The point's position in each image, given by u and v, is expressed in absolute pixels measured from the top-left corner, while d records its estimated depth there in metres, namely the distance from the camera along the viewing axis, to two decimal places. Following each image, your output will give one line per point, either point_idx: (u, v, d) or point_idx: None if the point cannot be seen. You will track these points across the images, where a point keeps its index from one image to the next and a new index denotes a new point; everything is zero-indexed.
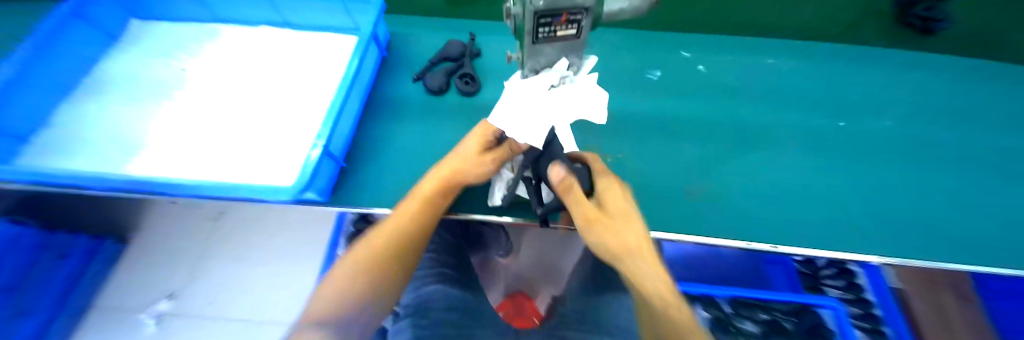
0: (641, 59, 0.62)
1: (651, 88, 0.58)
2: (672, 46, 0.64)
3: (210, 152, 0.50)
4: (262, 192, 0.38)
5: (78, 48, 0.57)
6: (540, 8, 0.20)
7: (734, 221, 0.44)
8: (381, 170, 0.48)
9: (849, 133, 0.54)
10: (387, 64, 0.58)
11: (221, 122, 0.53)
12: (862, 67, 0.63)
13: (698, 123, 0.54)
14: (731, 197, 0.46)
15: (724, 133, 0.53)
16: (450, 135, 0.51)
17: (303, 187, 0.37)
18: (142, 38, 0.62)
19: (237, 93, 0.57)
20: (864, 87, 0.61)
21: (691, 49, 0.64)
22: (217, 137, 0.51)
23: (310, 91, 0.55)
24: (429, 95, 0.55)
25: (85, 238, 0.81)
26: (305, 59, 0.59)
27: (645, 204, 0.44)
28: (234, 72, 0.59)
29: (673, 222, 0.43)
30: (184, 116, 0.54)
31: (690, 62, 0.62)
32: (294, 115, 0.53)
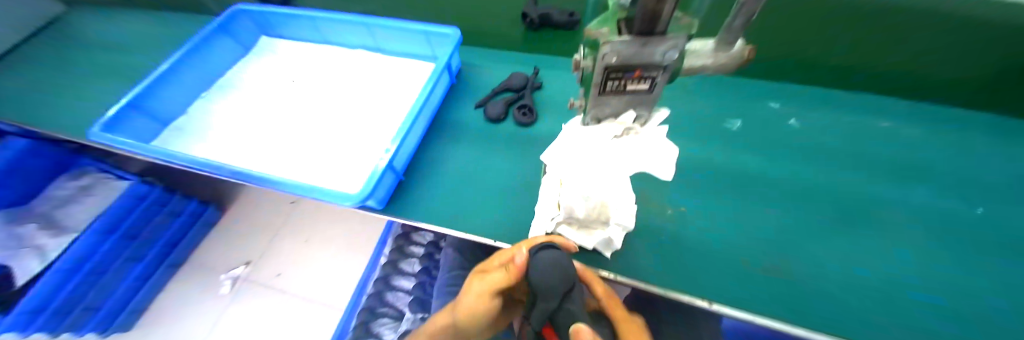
0: (714, 105, 0.58)
1: (724, 139, 0.53)
2: (754, 97, 0.59)
3: (299, 151, 0.57)
4: (332, 195, 0.42)
5: (218, 58, 0.74)
6: (613, 64, 0.19)
7: (828, 312, 0.36)
8: (434, 189, 0.50)
9: (992, 225, 0.43)
10: (455, 90, 0.62)
11: (311, 126, 0.62)
12: (1009, 144, 0.51)
13: (778, 184, 0.48)
14: (821, 278, 0.38)
15: (812, 199, 0.46)
16: (504, 163, 0.52)
17: (367, 195, 0.41)
18: (263, 52, 0.78)
19: (328, 103, 0.66)
20: (1013, 169, 0.48)
21: (777, 100, 0.58)
22: (305, 140, 0.59)
23: (385, 107, 0.62)
24: (487, 122, 0.57)
25: (194, 203, 1.01)
26: (387, 78, 0.66)
27: (707, 271, 0.39)
28: (329, 85, 0.69)
29: (741, 296, 0.37)
30: (279, 117, 0.65)
31: (774, 114, 0.56)
32: (368, 127, 0.59)
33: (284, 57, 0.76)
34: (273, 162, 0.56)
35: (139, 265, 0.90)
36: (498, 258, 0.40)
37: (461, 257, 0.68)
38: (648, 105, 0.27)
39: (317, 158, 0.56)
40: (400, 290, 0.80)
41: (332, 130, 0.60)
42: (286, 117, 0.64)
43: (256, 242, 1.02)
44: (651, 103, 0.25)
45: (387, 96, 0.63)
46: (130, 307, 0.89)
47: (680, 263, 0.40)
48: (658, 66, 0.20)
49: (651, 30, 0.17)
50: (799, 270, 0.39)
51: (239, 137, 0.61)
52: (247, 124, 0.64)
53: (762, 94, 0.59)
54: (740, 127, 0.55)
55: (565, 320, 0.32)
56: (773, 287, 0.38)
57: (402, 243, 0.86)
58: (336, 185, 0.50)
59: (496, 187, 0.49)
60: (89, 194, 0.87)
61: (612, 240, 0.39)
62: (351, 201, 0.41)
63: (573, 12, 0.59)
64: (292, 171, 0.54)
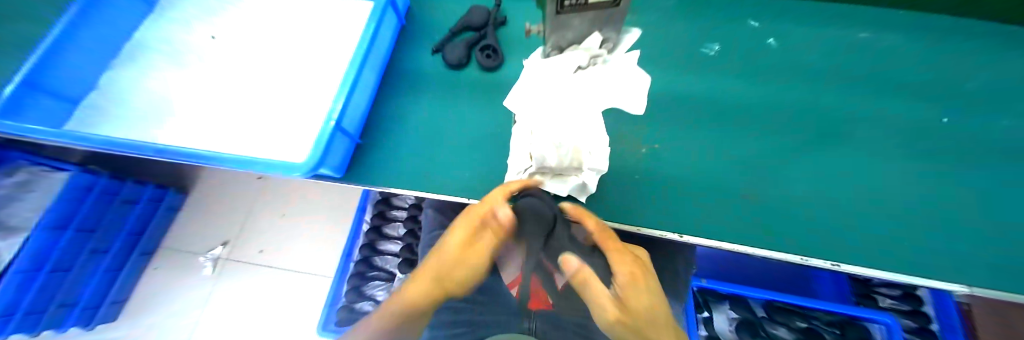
0: (696, 29, 0.53)
1: (706, 68, 0.50)
2: (739, 16, 0.54)
3: (239, 120, 0.50)
4: (278, 167, 0.38)
5: (124, 12, 0.58)
6: None
7: (787, 236, 0.38)
8: (396, 147, 0.46)
9: (936, 141, 0.46)
10: (407, 34, 0.54)
11: (245, 90, 0.54)
12: (964, 58, 0.52)
13: (754, 111, 0.46)
14: (782, 203, 0.40)
15: (784, 126, 0.46)
16: (472, 115, 0.48)
17: (317, 163, 0.36)
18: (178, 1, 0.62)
19: (260, 60, 0.56)
20: (965, 82, 0.50)
21: (760, 18, 0.53)
22: (241, 106, 0.52)
23: (328, 60, 0.54)
24: (448, 69, 0.51)
25: (150, 188, 0.91)
26: (325, 25, 0.57)
27: (681, 205, 0.40)
28: (259, 39, 0.59)
29: (712, 226, 0.39)
30: (207, 83, 0.56)
31: (756, 34, 0.52)
32: (311, 87, 0.52)
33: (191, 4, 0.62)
34: (211, 137, 0.49)
35: (107, 258, 0.83)
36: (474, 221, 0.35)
37: (442, 216, 0.67)
38: (619, 20, 0.22)
39: (262, 126, 0.49)
40: (387, 254, 0.80)
41: (272, 92, 0.53)
42: (215, 82, 0.56)
43: (228, 221, 0.97)
44: (621, 16, 0.21)
45: (331, 47, 0.55)
46: (109, 299, 0.86)
47: (656, 201, 0.40)
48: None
49: None
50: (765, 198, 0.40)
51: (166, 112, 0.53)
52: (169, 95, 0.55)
53: (746, 12, 0.54)
54: (721, 52, 0.51)
55: (555, 254, 0.35)
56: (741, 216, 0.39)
57: (382, 209, 0.83)
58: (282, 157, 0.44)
59: (465, 142, 0.46)
60: (32, 189, 0.73)
61: (586, 184, 0.36)
62: (301, 170, 0.36)
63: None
64: (235, 145, 0.47)
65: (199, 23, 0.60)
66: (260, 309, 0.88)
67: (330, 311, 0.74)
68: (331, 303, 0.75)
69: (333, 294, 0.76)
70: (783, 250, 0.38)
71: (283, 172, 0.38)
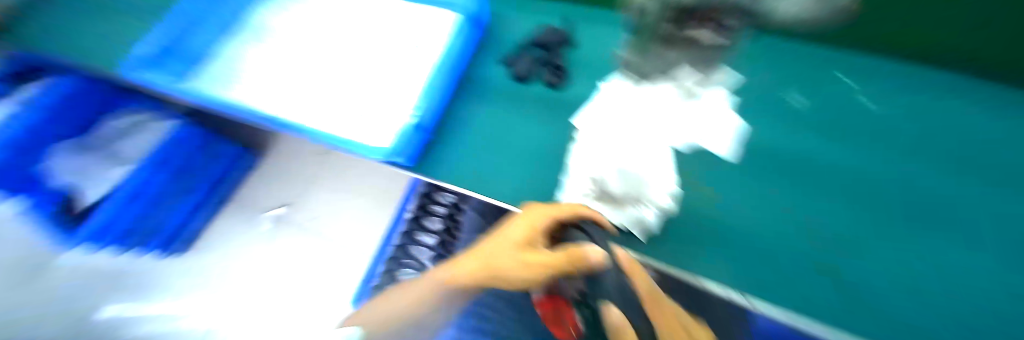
0: (780, 77, 0.51)
1: (783, 118, 0.47)
2: (823, 70, 0.51)
3: (329, 103, 0.57)
4: (364, 150, 0.43)
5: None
6: None
7: (878, 326, 0.30)
8: (456, 149, 0.48)
9: None
10: (481, 46, 0.58)
11: (334, 76, 0.60)
12: None
13: (839, 176, 0.41)
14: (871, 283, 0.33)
15: (879, 199, 0.39)
16: (533, 126, 0.49)
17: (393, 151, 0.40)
18: None
19: (350, 53, 0.63)
20: None
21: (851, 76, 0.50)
22: (330, 91, 0.59)
23: (408, 60, 0.59)
24: (514, 82, 0.53)
25: (233, 146, 1.04)
26: (410, 29, 0.62)
27: (745, 263, 0.35)
28: (352, 33, 0.65)
29: (779, 292, 0.33)
30: (302, 65, 0.63)
31: (850, 93, 0.48)
32: (389, 82, 0.57)
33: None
34: (303, 113, 0.56)
35: (189, 199, 0.96)
36: (537, 218, 0.34)
37: None
38: None
39: (348, 112, 0.55)
40: (422, 245, 0.82)
41: (358, 82, 0.59)
42: (310, 64, 0.63)
43: (291, 186, 1.08)
44: None
45: (413, 49, 0.60)
46: (182, 235, 0.97)
47: (707, 249, 0.36)
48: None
49: None
50: (851, 273, 0.34)
51: (270, 83, 0.61)
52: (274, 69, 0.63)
53: (835, 67, 0.50)
54: (803, 103, 0.48)
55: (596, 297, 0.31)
56: (817, 288, 0.33)
57: (425, 202, 0.86)
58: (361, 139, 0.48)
59: (520, 153, 0.47)
60: (139, 130, 0.93)
61: (644, 219, 0.35)
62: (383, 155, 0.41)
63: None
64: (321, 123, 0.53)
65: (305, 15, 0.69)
66: (302, 272, 0.95)
67: (364, 288, 0.79)
68: (366, 281, 0.80)
69: (368, 273, 0.81)
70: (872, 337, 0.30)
71: (364, 151, 0.43)
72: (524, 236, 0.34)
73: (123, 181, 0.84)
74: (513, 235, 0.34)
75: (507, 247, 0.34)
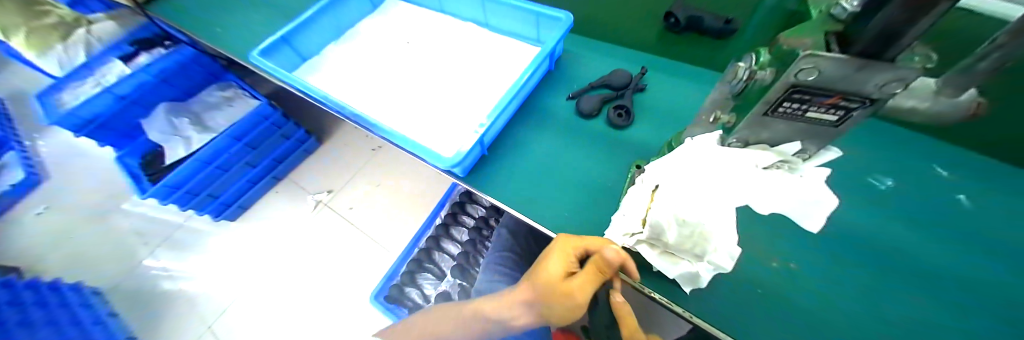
0: (873, 158, 0.45)
1: (867, 195, 0.42)
2: (922, 151, 0.45)
3: (404, 107, 0.63)
4: (426, 153, 0.47)
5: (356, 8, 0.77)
6: (804, 86, 0.19)
7: None
8: (511, 168, 0.51)
9: None
10: (551, 78, 0.61)
11: (411, 85, 0.66)
12: None
13: (935, 276, 0.36)
14: None
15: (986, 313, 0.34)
16: (589, 160, 0.50)
17: (457, 163, 0.44)
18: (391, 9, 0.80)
19: (430, 66, 0.69)
20: None
21: (968, 171, 0.43)
22: (405, 97, 0.65)
23: (481, 82, 0.64)
24: (577, 116, 0.56)
25: (301, 133, 1.13)
26: (489, 54, 0.67)
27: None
28: (435, 49, 0.72)
29: None
30: (384, 70, 0.70)
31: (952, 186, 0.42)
32: (461, 98, 0.62)
33: (398, 9, 0.80)
34: (380, 114, 0.62)
35: (251, 171, 1.05)
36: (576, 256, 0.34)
37: (512, 242, 0.72)
38: (828, 132, 0.24)
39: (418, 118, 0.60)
40: (445, 253, 0.83)
41: (432, 92, 0.64)
42: (393, 70, 0.69)
43: (338, 175, 1.16)
44: (838, 125, 0.23)
45: (488, 72, 0.65)
46: (238, 203, 1.07)
47: (750, 317, 0.36)
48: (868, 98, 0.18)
49: (876, 53, 0.16)
50: None
51: (357, 81, 0.68)
52: (362, 69, 0.70)
53: (949, 158, 0.44)
54: (896, 189, 0.42)
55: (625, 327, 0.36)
56: None
57: (456, 211, 0.87)
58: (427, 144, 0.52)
59: (574, 183, 0.48)
60: (231, 103, 1.02)
61: (699, 275, 0.35)
62: (444, 162, 0.45)
63: (732, 19, 0.48)
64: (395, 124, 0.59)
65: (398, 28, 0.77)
66: (331, 256, 1.01)
67: (384, 285, 0.79)
68: (387, 279, 0.80)
69: (390, 271, 0.81)
70: None
71: (426, 155, 0.47)
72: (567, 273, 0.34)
73: (207, 146, 0.91)
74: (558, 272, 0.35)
75: (553, 285, 0.35)
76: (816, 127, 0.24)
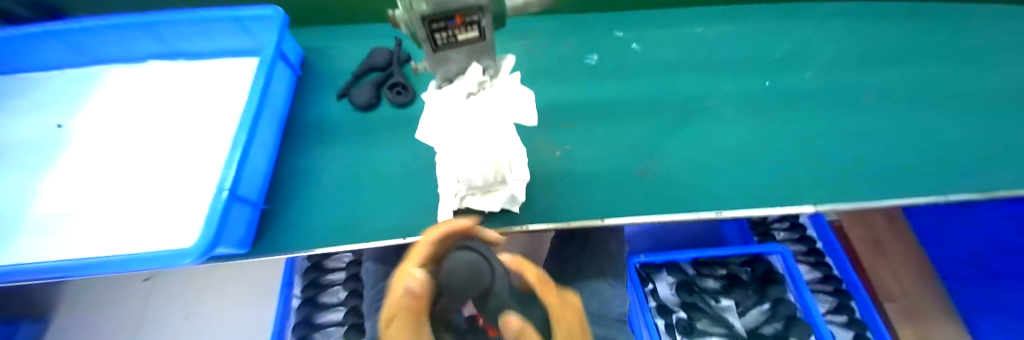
0: (581, 44, 0.59)
1: (591, 69, 0.56)
2: (604, 28, 0.61)
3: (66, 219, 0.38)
4: (150, 259, 0.30)
5: None
6: (426, 13, 0.18)
7: (665, 202, 0.41)
8: (305, 205, 0.42)
9: (779, 91, 0.54)
10: (306, 84, 0.52)
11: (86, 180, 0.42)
12: (797, 22, 0.62)
13: (641, 103, 0.52)
14: (669, 178, 0.44)
15: (668, 109, 0.52)
16: (390, 151, 0.47)
17: (212, 241, 0.30)
18: (7, 98, 0.50)
19: (116, 141, 0.46)
20: (799, 39, 0.60)
21: (625, 28, 0.61)
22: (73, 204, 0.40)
23: (202, 124, 0.45)
24: (357, 111, 0.50)
25: None
26: (200, 87, 0.49)
27: (586, 195, 0.42)
28: (117, 115, 0.48)
29: (613, 204, 0.41)
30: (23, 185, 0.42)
31: (623, 41, 0.59)
32: (182, 157, 0.42)
33: (33, 81, 0.51)
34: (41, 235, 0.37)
35: None
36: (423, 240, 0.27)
37: (386, 266, 0.60)
38: (491, 55, 0.26)
39: (120, 209, 0.38)
40: (329, 325, 0.70)
41: (137, 164, 0.43)
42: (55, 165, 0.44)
43: None
44: (491, 50, 0.25)
45: (206, 109, 0.46)
46: None
47: (557, 194, 0.43)
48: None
49: None
50: (654, 173, 0.44)
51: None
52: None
53: (615, 28, 0.61)
54: (599, 60, 0.57)
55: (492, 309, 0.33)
56: (637, 191, 0.43)
57: (316, 276, 0.73)
58: (149, 240, 0.34)
59: (385, 181, 0.44)
60: None
61: (516, 195, 0.39)
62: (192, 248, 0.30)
63: None
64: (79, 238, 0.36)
65: (43, 114, 0.49)
66: None
67: None
68: None
69: None
70: (675, 211, 0.40)
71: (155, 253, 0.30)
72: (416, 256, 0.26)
73: None
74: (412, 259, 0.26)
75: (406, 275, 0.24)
76: (480, 58, 0.25)
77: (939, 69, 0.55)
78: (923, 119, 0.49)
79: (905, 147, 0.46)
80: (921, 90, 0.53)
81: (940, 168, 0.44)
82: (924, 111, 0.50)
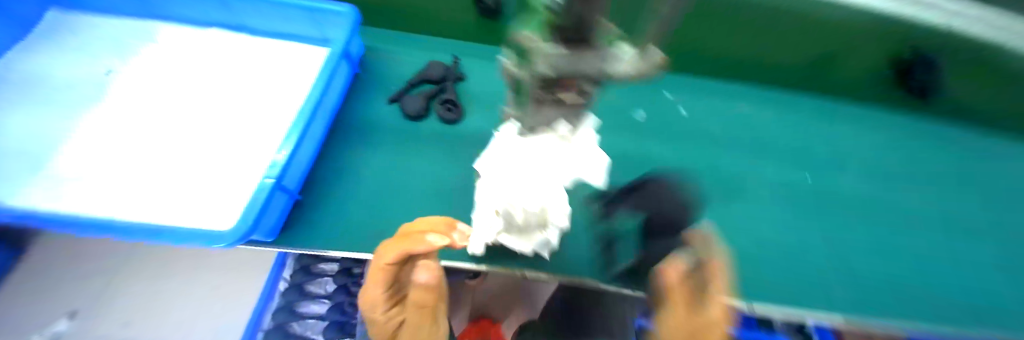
0: (630, 97, 0.60)
1: (637, 125, 0.56)
2: (655, 87, 0.62)
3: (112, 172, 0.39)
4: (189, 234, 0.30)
5: None
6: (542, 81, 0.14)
7: None
8: (337, 205, 0.42)
9: (818, 188, 0.54)
10: (360, 82, 0.52)
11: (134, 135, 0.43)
12: (843, 121, 0.62)
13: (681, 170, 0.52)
14: None
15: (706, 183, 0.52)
16: (432, 167, 0.47)
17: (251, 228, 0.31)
18: (65, 33, 0.51)
19: (167, 100, 0.46)
20: (842, 139, 0.60)
21: (675, 91, 0.62)
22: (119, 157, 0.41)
23: (254, 101, 0.46)
24: (405, 119, 0.51)
25: None
26: (257, 63, 0.49)
27: (618, 255, 0.42)
28: (171, 73, 0.49)
29: None
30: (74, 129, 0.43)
31: (672, 104, 0.60)
32: (228, 131, 0.43)
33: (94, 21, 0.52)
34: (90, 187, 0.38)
35: None
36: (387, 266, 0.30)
37: None
38: (584, 110, 0.23)
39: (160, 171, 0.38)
40: (308, 318, 0.60)
41: (189, 132, 0.43)
42: (111, 117, 0.45)
43: None
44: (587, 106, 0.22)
45: (261, 87, 0.47)
46: None
47: (587, 249, 0.42)
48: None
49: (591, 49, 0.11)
50: None
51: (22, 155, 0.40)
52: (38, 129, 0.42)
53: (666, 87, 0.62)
54: (646, 118, 0.58)
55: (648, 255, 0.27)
56: None
57: (308, 262, 0.64)
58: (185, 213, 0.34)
59: (420, 198, 0.44)
60: None
61: (550, 239, 0.39)
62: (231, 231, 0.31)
63: None
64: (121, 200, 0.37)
65: (100, 57, 0.49)
66: None
67: None
68: None
69: None
70: None
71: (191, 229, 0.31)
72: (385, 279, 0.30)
73: None
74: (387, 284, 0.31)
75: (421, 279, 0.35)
76: (571, 112, 0.22)
77: (973, 202, 0.56)
78: (953, 252, 0.49)
79: (932, 278, 0.46)
80: (954, 221, 0.53)
81: (962, 308, 0.44)
82: (953, 242, 0.51)
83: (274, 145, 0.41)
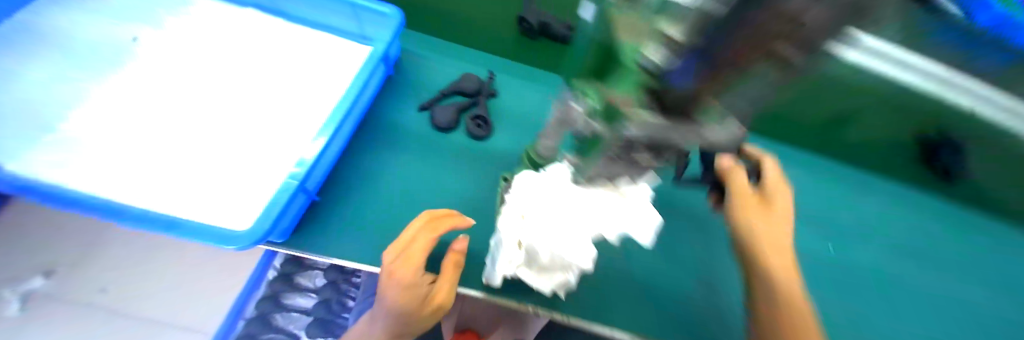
0: None
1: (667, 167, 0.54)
2: None
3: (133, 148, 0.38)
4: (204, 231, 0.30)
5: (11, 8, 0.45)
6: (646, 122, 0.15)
7: None
8: (354, 213, 0.41)
9: (851, 261, 0.50)
10: (391, 84, 0.51)
11: (156, 109, 0.42)
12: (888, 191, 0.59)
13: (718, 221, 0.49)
14: (722, 319, 0.41)
15: None
16: (457, 183, 0.46)
17: (267, 232, 0.30)
18: None
19: (193, 75, 0.45)
20: (885, 210, 0.56)
21: None
22: (140, 131, 0.40)
23: (283, 91, 0.44)
24: (433, 129, 0.49)
25: None
26: (290, 50, 0.47)
27: (635, 306, 0.40)
28: (200, 47, 0.47)
29: (659, 327, 0.39)
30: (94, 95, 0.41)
31: None
32: (254, 119, 0.41)
33: None
34: (106, 163, 0.36)
35: None
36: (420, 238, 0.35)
37: None
38: (648, 169, 0.22)
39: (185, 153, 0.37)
40: (294, 311, 0.62)
41: (212, 117, 0.42)
42: (130, 87, 0.43)
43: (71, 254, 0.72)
44: (654, 165, 0.21)
45: (291, 76, 0.45)
46: None
47: (606, 296, 0.40)
48: (666, 77, 0.14)
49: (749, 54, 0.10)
50: (708, 306, 0.42)
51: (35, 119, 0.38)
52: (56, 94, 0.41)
53: None
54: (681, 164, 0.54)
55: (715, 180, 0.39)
56: (687, 323, 0.40)
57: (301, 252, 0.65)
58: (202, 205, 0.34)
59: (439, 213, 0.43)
60: None
61: (569, 281, 0.36)
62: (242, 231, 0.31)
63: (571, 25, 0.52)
64: (137, 181, 0.35)
65: (132, 21, 0.48)
66: None
67: None
68: None
69: None
70: None
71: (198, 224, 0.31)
72: (420, 246, 0.35)
73: None
74: (417, 248, 0.35)
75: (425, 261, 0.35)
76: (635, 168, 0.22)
77: (1016, 298, 0.52)
78: None
79: None
80: (990, 314, 0.50)
81: None
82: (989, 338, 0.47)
83: (299, 140, 0.40)
